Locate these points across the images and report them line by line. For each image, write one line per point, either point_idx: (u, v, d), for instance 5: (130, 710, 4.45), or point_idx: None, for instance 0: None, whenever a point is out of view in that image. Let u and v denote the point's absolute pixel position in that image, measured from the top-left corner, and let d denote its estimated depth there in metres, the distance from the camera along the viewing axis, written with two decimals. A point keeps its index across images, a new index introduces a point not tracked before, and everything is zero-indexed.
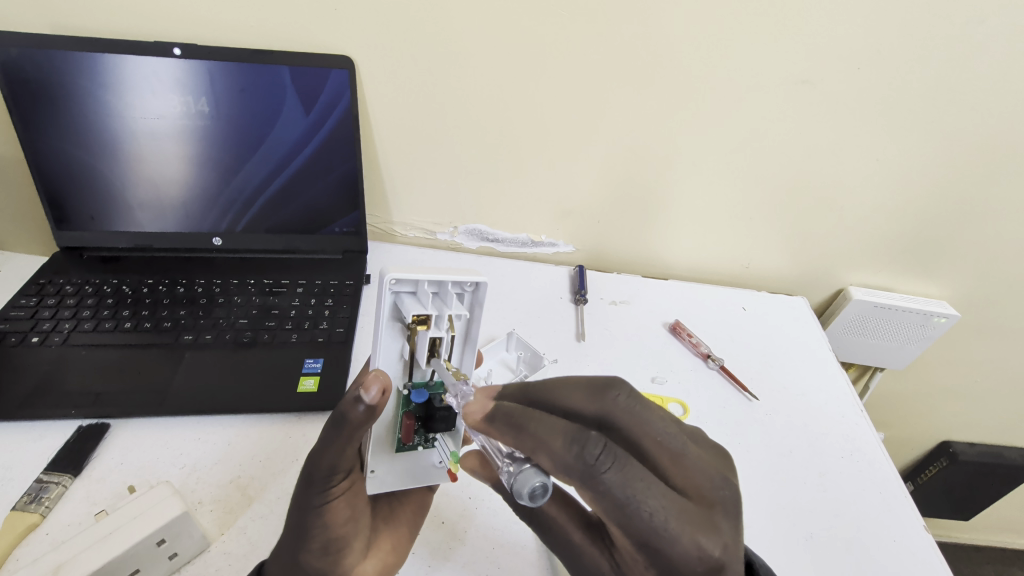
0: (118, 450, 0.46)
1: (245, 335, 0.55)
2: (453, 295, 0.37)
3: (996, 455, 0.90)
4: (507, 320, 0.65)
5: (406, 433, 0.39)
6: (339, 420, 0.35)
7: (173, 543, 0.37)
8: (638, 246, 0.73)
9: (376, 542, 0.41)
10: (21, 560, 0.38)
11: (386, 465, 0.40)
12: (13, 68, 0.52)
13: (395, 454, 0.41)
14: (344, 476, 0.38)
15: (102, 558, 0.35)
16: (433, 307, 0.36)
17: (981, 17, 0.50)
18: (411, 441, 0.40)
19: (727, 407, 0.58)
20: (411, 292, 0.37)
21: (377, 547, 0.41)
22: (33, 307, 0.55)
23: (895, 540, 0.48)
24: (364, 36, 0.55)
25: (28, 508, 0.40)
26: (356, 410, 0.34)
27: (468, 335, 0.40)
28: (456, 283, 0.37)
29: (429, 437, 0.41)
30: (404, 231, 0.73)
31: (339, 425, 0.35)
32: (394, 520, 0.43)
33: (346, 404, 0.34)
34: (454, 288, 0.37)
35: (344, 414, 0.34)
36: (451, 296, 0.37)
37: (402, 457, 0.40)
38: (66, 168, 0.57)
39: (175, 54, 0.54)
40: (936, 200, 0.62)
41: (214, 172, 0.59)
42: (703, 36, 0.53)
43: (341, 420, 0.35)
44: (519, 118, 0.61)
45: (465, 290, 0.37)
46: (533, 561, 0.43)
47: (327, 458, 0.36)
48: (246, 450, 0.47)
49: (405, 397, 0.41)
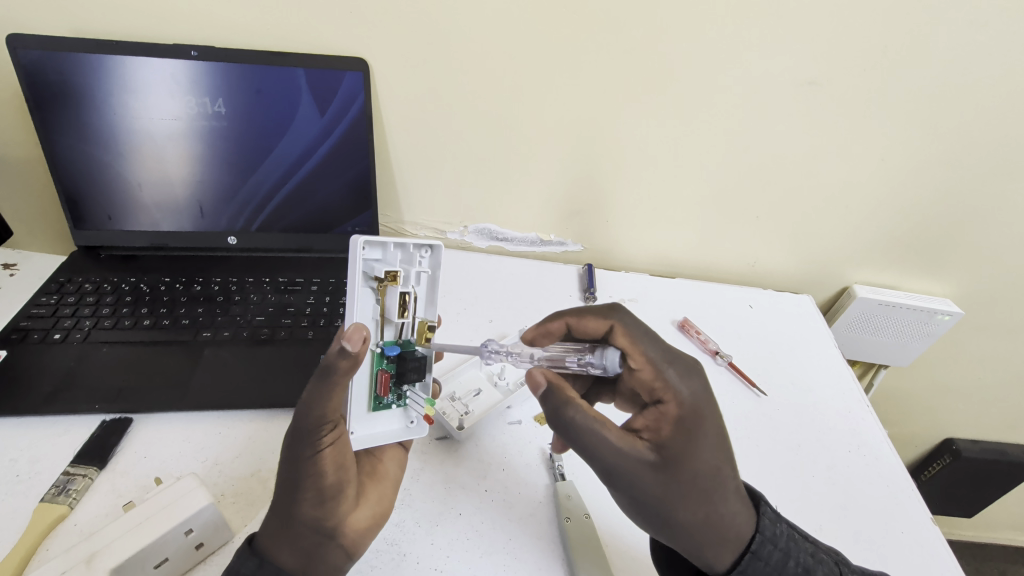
0: (141, 444, 0.47)
1: (262, 332, 0.56)
2: (415, 258, 0.40)
3: (1000, 452, 0.90)
4: (518, 316, 0.67)
5: (383, 388, 0.41)
6: (323, 369, 0.36)
7: (199, 533, 0.38)
8: (647, 244, 0.73)
9: (364, 494, 0.42)
10: (52, 550, 0.39)
11: (365, 424, 0.42)
12: (35, 70, 0.54)
13: (370, 413, 0.42)
14: (334, 428, 0.38)
15: (133, 547, 0.36)
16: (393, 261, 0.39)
17: (984, 20, 0.51)
18: (387, 397, 0.43)
19: (736, 403, 0.59)
20: (378, 258, 0.39)
21: (365, 497, 0.42)
22: (54, 305, 0.56)
23: (902, 533, 0.48)
24: (379, 39, 0.56)
25: (56, 499, 0.41)
26: (340, 359, 0.35)
27: (430, 296, 0.42)
28: (416, 247, 0.40)
29: (400, 394, 0.43)
30: (415, 230, 0.74)
31: (324, 374, 0.36)
32: (379, 472, 0.44)
33: (330, 356, 0.35)
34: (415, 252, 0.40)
35: (330, 364, 0.35)
36: (413, 258, 0.40)
37: (377, 414, 0.43)
38: (86, 168, 0.58)
39: (192, 56, 0.55)
40: (939, 199, 0.63)
41: (230, 172, 0.60)
42: (711, 38, 0.54)
43: (329, 370, 0.36)
44: (529, 118, 0.62)
45: (424, 254, 0.40)
46: (550, 554, 0.43)
47: (321, 408, 0.37)
48: (266, 443, 0.48)
49: (377, 354, 0.41)
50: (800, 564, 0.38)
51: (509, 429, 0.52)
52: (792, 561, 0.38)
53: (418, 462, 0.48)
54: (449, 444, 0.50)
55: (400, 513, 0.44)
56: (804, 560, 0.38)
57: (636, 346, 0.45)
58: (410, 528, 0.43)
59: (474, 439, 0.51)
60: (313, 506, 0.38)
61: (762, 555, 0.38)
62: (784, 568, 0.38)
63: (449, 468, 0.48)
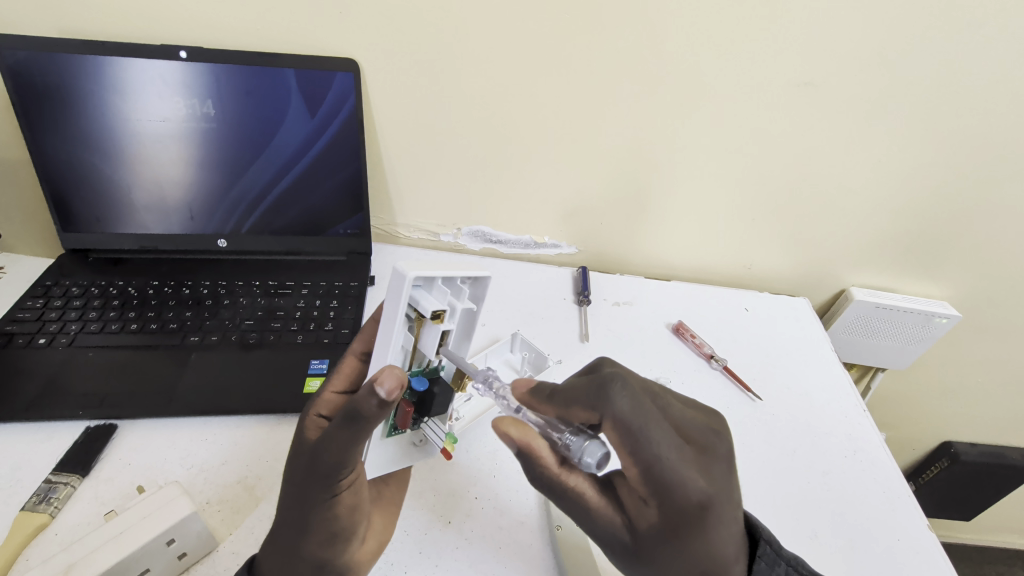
0: (126, 450, 0.46)
1: (251, 336, 0.56)
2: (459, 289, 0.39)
3: (998, 455, 0.90)
4: (511, 320, 0.66)
5: (404, 419, 0.41)
6: (350, 417, 0.34)
7: (182, 542, 0.38)
8: (641, 247, 0.73)
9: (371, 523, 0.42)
10: (32, 560, 0.38)
11: (377, 449, 0.42)
12: (21, 72, 0.53)
13: (386, 438, 0.43)
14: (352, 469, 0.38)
15: (112, 557, 0.35)
16: (439, 298, 0.37)
17: (982, 20, 0.50)
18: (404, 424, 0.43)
19: (730, 408, 0.58)
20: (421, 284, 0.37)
21: (372, 526, 0.42)
22: (40, 309, 0.56)
23: (899, 540, 0.48)
24: (370, 40, 0.56)
25: (36, 508, 0.41)
26: (372, 405, 0.34)
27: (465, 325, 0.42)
28: (464, 279, 0.39)
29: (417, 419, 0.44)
30: (408, 232, 0.73)
31: (352, 422, 0.35)
32: (382, 496, 0.44)
33: (360, 399, 0.34)
34: (458, 283, 0.39)
35: (359, 412, 0.34)
36: (459, 290, 0.39)
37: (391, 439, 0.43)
38: (73, 171, 0.58)
39: (180, 57, 0.54)
40: (936, 201, 0.63)
41: (219, 174, 0.60)
42: (705, 38, 0.54)
43: (356, 415, 0.34)
44: (522, 120, 0.61)
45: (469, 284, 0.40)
46: (540, 563, 0.42)
47: (343, 451, 0.36)
48: (254, 449, 0.47)
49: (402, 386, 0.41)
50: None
51: (500, 435, 0.51)
52: None
53: None
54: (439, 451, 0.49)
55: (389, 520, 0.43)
56: None
57: (630, 449, 0.33)
58: (398, 536, 0.43)
59: (465, 444, 0.50)
60: (321, 545, 0.38)
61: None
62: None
63: (438, 474, 0.48)
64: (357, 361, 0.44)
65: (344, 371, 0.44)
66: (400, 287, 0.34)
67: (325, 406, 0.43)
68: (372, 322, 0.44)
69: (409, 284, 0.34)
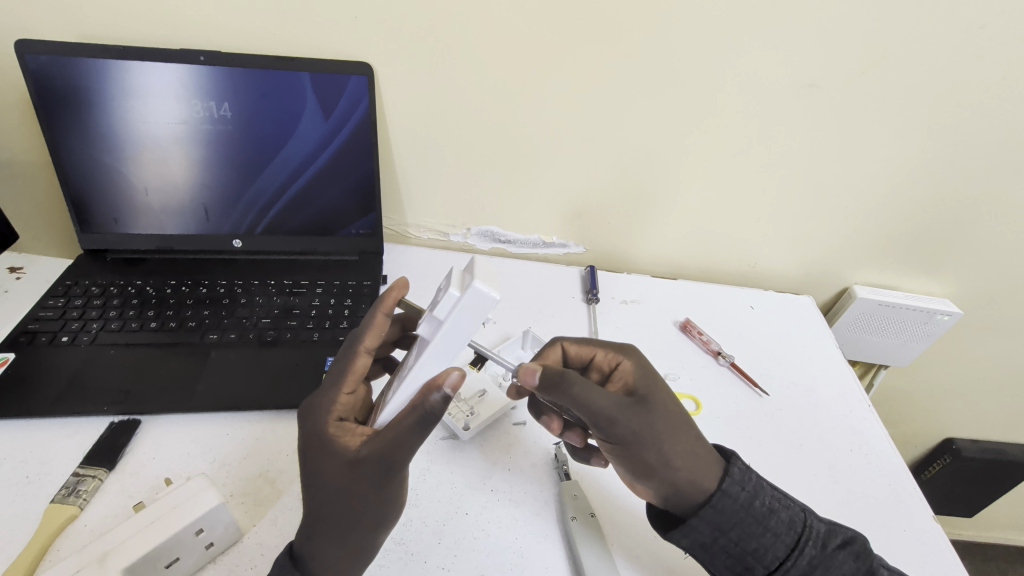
0: (148, 446, 0.47)
1: (267, 335, 0.57)
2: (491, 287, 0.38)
3: (999, 452, 0.91)
4: (521, 319, 0.67)
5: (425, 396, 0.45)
6: (424, 421, 0.36)
7: (209, 533, 0.39)
8: (646, 247, 0.74)
9: None
10: (62, 551, 0.40)
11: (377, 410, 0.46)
12: (42, 74, 0.54)
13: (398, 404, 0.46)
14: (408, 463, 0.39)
15: (143, 548, 0.36)
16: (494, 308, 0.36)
17: (983, 23, 0.51)
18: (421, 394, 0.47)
19: (737, 403, 0.59)
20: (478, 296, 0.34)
21: None
22: (61, 308, 0.57)
23: (905, 530, 0.49)
24: (384, 45, 0.57)
25: (66, 500, 0.42)
26: (445, 408, 0.36)
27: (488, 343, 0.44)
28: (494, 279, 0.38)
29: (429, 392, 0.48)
30: (418, 232, 0.75)
31: (427, 425, 0.36)
32: None
33: (434, 404, 0.36)
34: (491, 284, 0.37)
35: (432, 415, 0.36)
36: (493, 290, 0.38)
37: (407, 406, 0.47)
38: (92, 172, 0.59)
39: (199, 61, 0.55)
40: (937, 200, 0.64)
41: (235, 175, 0.61)
42: (712, 42, 0.55)
43: (427, 421, 0.36)
44: (531, 122, 0.62)
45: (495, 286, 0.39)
46: (555, 555, 0.43)
47: (410, 455, 0.37)
48: (273, 443, 0.48)
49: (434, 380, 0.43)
50: (764, 503, 0.41)
51: (514, 428, 0.53)
52: (757, 501, 0.41)
53: (423, 461, 0.49)
54: (454, 444, 0.50)
55: (407, 512, 0.45)
56: (768, 501, 0.41)
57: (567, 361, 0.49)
58: (417, 527, 0.44)
59: (480, 438, 0.51)
60: (381, 532, 0.40)
61: (732, 493, 0.41)
62: (751, 507, 0.41)
63: (455, 466, 0.49)
64: (366, 358, 0.43)
65: (355, 370, 0.42)
66: (479, 306, 0.33)
67: (343, 407, 0.41)
68: (383, 314, 0.43)
69: (493, 302, 0.33)
